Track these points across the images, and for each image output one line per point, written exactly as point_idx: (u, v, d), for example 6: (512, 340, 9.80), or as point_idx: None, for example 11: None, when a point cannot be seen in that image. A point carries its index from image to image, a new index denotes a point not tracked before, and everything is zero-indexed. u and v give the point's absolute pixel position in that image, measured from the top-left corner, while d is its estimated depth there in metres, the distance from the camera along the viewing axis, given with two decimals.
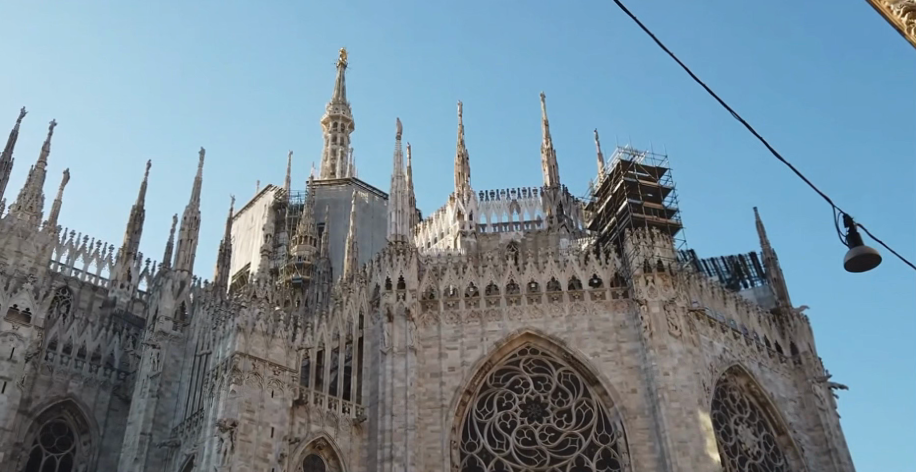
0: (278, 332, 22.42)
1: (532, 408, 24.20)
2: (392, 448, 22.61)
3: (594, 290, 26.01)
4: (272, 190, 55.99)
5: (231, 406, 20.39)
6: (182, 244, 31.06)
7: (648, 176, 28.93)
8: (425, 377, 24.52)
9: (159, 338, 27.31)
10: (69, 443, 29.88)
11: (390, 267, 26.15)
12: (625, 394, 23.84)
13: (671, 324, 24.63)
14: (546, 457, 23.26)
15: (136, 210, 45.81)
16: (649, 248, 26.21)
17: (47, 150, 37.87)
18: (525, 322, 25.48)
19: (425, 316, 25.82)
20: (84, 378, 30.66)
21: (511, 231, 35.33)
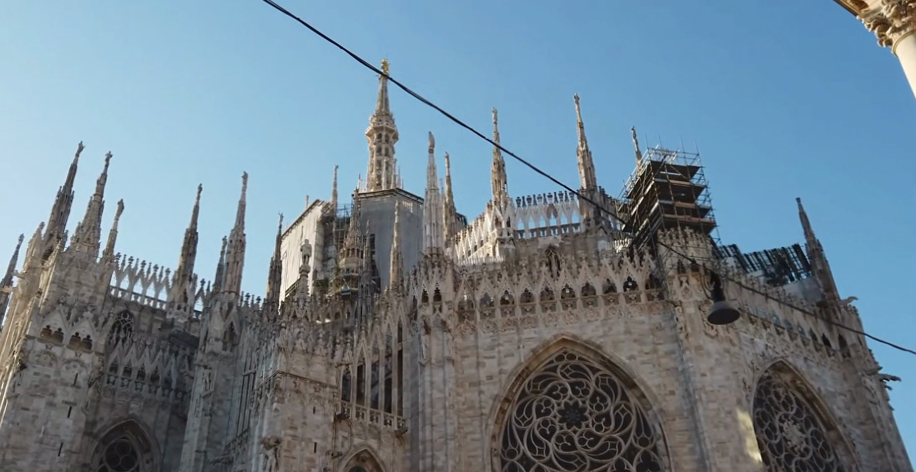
0: (317, 350, 23.22)
1: (570, 413, 24.52)
2: (434, 457, 23.22)
3: (629, 293, 26.23)
4: (320, 204, 57.32)
5: (274, 423, 21.17)
6: (229, 266, 32.26)
7: (679, 175, 28.97)
8: (464, 386, 25.07)
9: (210, 359, 28.52)
10: (132, 461, 31.16)
11: (427, 280, 26.93)
12: (663, 397, 23.99)
13: (707, 324, 24.67)
14: (585, 461, 23.56)
15: (190, 233, 47.34)
16: (682, 249, 26.26)
17: (102, 182, 39.47)
18: (560, 328, 25.82)
19: (462, 326, 26.36)
20: (144, 399, 31.94)
21: (549, 235, 35.87)
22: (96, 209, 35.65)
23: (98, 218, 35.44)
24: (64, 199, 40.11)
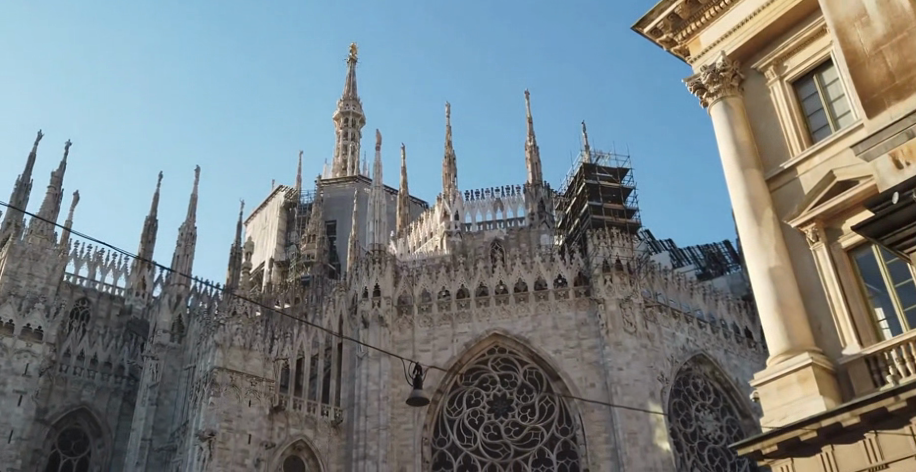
0: (255, 346, 24.56)
1: (498, 404, 25.94)
2: (366, 447, 24.53)
3: (558, 289, 27.50)
4: (283, 190, 58.02)
5: (210, 417, 22.65)
6: (179, 259, 33.27)
7: (610, 177, 30.75)
8: (399, 378, 26.31)
9: (158, 350, 29.78)
10: (85, 446, 32.31)
11: (366, 276, 27.89)
12: (584, 389, 25.39)
13: (627, 320, 26.00)
14: (510, 450, 25.00)
15: (149, 221, 48.02)
16: (608, 248, 27.57)
17: (58, 173, 40.04)
18: (493, 323, 27.04)
19: (399, 320, 27.50)
20: (97, 387, 32.99)
21: (495, 229, 37.15)
22: (52, 200, 36.32)
23: (53, 210, 36.10)
24: (22, 188, 40.66)
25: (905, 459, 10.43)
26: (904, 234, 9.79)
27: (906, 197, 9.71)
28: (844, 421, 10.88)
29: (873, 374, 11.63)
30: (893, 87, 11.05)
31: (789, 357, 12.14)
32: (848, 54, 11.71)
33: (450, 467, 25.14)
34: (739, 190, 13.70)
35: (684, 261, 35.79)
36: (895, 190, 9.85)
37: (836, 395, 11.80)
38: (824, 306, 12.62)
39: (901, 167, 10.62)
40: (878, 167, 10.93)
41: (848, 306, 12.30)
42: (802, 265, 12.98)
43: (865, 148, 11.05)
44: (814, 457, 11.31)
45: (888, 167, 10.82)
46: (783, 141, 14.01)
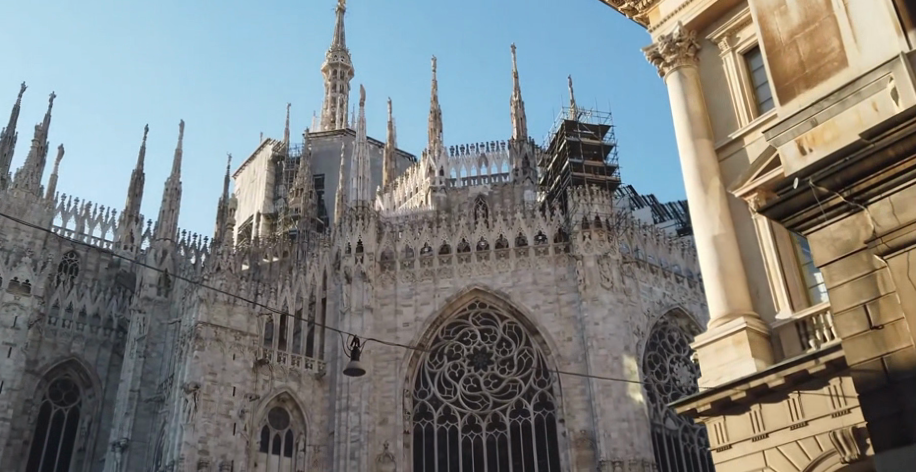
0: (239, 301, 25.19)
1: (478, 357, 26.62)
2: (349, 399, 25.15)
3: (538, 246, 27.93)
4: (271, 143, 57.97)
5: (195, 370, 23.35)
6: (165, 214, 33.50)
7: (592, 134, 31.29)
8: (381, 332, 26.89)
9: (145, 304, 30.39)
10: (75, 396, 33.01)
11: (350, 233, 28.24)
12: (560, 343, 26.02)
13: (604, 276, 26.47)
14: (488, 401, 25.74)
15: (136, 174, 48.12)
16: (587, 205, 27.95)
17: (42, 127, 39.98)
18: (474, 278, 27.54)
19: (382, 276, 27.95)
20: (85, 339, 33.51)
21: (480, 184, 37.43)
22: (37, 153, 36.36)
23: (38, 164, 36.19)
24: (7, 141, 40.63)
25: (824, 417, 10.85)
26: (802, 218, 9.39)
27: (805, 182, 9.27)
28: (769, 383, 11.30)
29: (801, 337, 11.99)
30: (803, 75, 10.12)
31: (726, 321, 12.46)
32: (764, 42, 10.67)
33: (430, 419, 25.80)
34: (690, 160, 13.85)
35: (666, 216, 36.34)
36: (796, 176, 9.37)
37: (770, 356, 12.14)
38: (762, 276, 12.91)
39: (805, 152, 9.72)
40: (782, 154, 9.97)
41: (785, 278, 12.58)
42: (745, 233, 13.23)
43: (774, 134, 10.11)
44: (744, 415, 11.76)
45: (793, 154, 9.90)
46: (733, 113, 14.16)
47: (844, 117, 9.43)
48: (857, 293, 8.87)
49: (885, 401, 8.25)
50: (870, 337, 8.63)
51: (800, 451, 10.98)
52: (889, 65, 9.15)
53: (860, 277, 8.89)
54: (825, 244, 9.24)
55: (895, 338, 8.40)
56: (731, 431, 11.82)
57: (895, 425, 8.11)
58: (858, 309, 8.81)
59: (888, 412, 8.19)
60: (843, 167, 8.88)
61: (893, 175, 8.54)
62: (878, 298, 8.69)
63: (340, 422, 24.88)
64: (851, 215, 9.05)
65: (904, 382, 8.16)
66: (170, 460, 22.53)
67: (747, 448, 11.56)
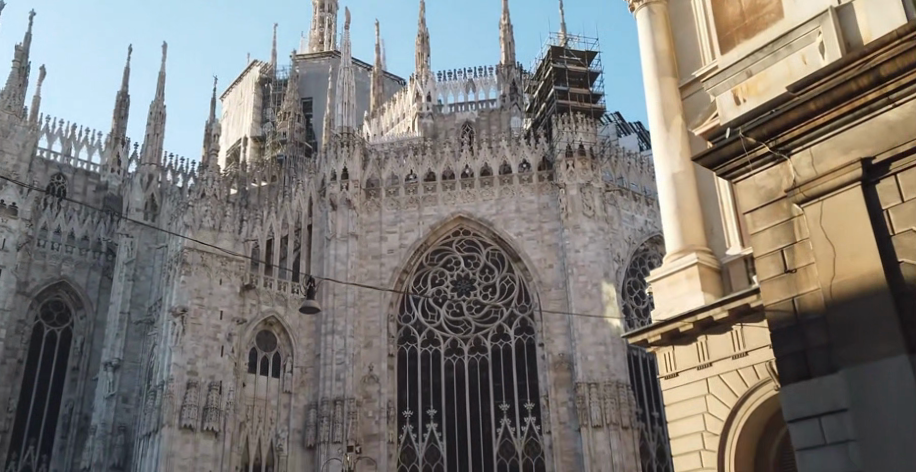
0: (224, 227, 25.58)
1: (461, 283, 27.20)
2: (335, 323, 25.76)
3: (522, 174, 28.15)
4: (258, 64, 57.34)
5: (182, 294, 23.85)
6: (150, 138, 33.51)
7: (578, 61, 31.22)
8: (366, 259, 27.33)
9: (132, 228, 30.69)
10: (67, 317, 33.56)
11: (335, 160, 28.40)
12: (542, 270, 26.54)
13: (586, 205, 26.77)
14: (471, 326, 26.41)
15: (121, 96, 47.76)
16: (572, 133, 28.06)
17: (24, 47, 39.49)
18: (458, 206, 27.87)
19: (367, 203, 28.22)
20: (75, 261, 33.93)
21: (467, 110, 37.42)
22: (19, 74, 36.03)
23: (22, 86, 35.90)
24: None
25: (763, 347, 11.28)
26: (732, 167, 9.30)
27: (736, 132, 9.17)
28: (714, 316, 11.70)
29: (749, 272, 12.20)
30: (744, 26, 10.18)
31: (680, 256, 12.78)
32: None
33: (414, 343, 26.45)
34: (654, 96, 13.93)
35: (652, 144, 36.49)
36: (728, 125, 9.28)
37: (718, 289, 12.43)
38: (716, 213, 13.16)
39: (740, 102, 9.64)
40: (719, 103, 9.93)
41: (736, 215, 12.75)
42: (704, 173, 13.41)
43: (713, 83, 10.06)
44: (691, 345, 12.27)
45: (729, 103, 9.84)
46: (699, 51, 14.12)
47: (776, 69, 9.29)
48: (776, 239, 8.79)
49: (793, 340, 8.35)
50: (785, 280, 8.63)
51: (740, 380, 11.46)
52: (818, 19, 8.92)
53: (779, 223, 8.80)
54: (752, 191, 9.14)
55: (805, 281, 8.41)
56: (679, 361, 12.38)
57: (800, 362, 8.21)
58: (776, 254, 8.76)
59: (794, 350, 8.30)
60: (770, 119, 8.75)
61: (816, 127, 8.45)
62: (794, 245, 8.62)
63: (326, 345, 25.51)
64: (776, 165, 8.97)
65: (811, 321, 8.20)
66: (159, 381, 23.18)
67: (694, 377, 12.11)
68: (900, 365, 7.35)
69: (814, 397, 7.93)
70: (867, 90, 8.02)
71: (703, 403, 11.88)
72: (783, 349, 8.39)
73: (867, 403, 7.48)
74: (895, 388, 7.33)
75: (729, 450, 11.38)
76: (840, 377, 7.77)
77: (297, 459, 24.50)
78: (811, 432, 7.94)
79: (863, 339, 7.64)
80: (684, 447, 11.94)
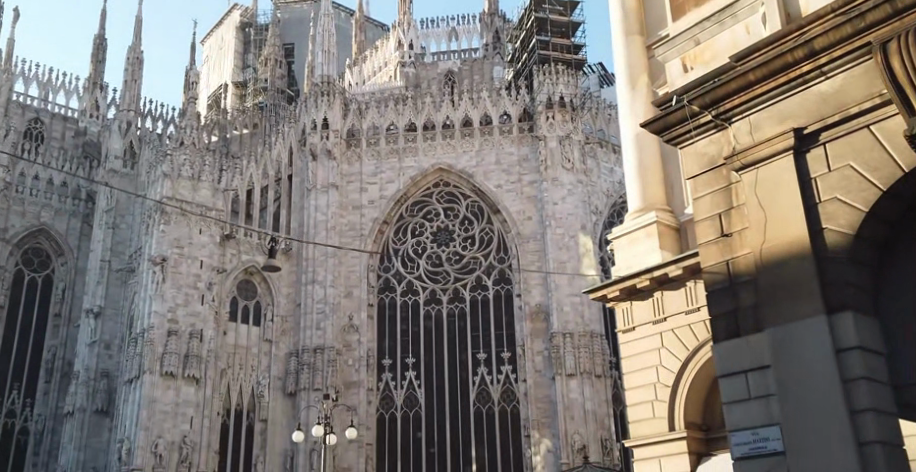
0: (204, 176, 25.63)
1: (441, 235, 27.45)
2: (315, 273, 25.96)
3: (503, 126, 28.18)
4: (238, 8, 56.40)
5: (161, 243, 24.02)
6: (128, 84, 33.19)
7: (560, 11, 31.09)
8: (347, 209, 27.46)
9: (111, 176, 30.64)
10: (48, 264, 33.61)
11: (316, 109, 28.31)
12: (521, 222, 26.79)
13: (565, 157, 26.91)
14: (450, 276, 26.75)
15: (99, 40, 47.06)
16: (552, 85, 28.04)
17: None
18: (438, 157, 27.96)
19: (348, 153, 28.23)
20: (54, 208, 33.84)
21: (449, 60, 37.27)
22: None
23: None
24: None
25: None
26: (676, 135, 9.24)
27: (681, 100, 9.12)
28: (669, 273, 11.91)
29: None
30: None
31: (639, 214, 12.53)
32: None
33: (394, 292, 26.76)
34: (620, 51, 13.42)
35: None
36: (674, 92, 9.25)
37: (677, 248, 12.33)
38: (678, 172, 12.83)
39: (687, 70, 9.68)
40: (667, 71, 9.93)
41: None
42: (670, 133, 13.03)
43: (662, 51, 10.07)
44: (647, 300, 12.51)
45: (676, 71, 9.87)
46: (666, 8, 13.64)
47: (722, 37, 9.37)
48: (714, 204, 8.82)
49: (724, 300, 8.44)
50: (720, 243, 8.64)
51: (692, 335, 11.79)
52: None
53: (719, 189, 8.82)
54: (693, 157, 9.13)
55: (739, 244, 8.44)
56: (636, 315, 12.63)
57: (732, 323, 8.31)
58: (714, 218, 8.77)
59: (726, 310, 8.40)
60: (712, 88, 8.75)
61: (755, 96, 8.48)
62: (731, 210, 8.65)
63: (306, 295, 25.77)
64: (718, 132, 8.95)
65: (742, 281, 8.28)
66: (140, 328, 23.46)
67: (648, 331, 12.45)
68: (818, 324, 7.57)
69: (741, 353, 8.10)
70: (801, 62, 8.06)
71: (656, 357, 12.24)
72: (716, 311, 8.46)
73: (788, 359, 7.69)
74: (812, 346, 7.56)
75: (679, 401, 11.85)
76: (765, 337, 7.95)
77: (278, 405, 24.94)
78: (735, 387, 8.12)
79: (788, 300, 7.80)
80: (637, 398, 12.36)
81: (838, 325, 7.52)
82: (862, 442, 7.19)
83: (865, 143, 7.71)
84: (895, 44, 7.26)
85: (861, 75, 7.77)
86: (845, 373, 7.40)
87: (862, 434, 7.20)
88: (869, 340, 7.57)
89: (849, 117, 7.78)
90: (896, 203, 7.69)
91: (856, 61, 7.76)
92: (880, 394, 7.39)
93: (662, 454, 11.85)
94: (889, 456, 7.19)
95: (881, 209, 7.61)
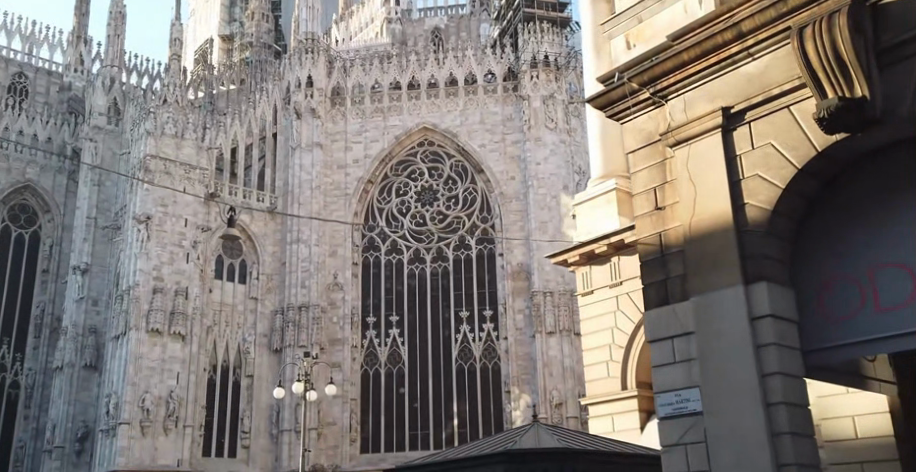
0: (187, 135, 25.62)
1: (425, 195, 27.65)
2: (300, 232, 26.15)
3: (487, 85, 28.16)
4: None
5: (146, 201, 24.21)
6: (111, 40, 32.88)
7: None
8: (332, 169, 27.57)
9: (95, 133, 30.53)
10: (35, 221, 33.67)
11: (300, 66, 28.17)
12: (504, 182, 27.00)
13: (549, 117, 26.98)
14: (433, 236, 27.01)
15: None
16: (537, 44, 27.95)
17: None
18: (422, 117, 28.00)
19: (332, 112, 28.23)
20: (39, 165, 33.78)
21: (435, 17, 37.04)
22: None
23: None
24: None
25: None
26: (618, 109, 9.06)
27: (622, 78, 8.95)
28: (625, 239, 12.09)
29: None
30: None
31: (601, 182, 12.69)
32: None
33: (378, 251, 27.00)
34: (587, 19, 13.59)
35: None
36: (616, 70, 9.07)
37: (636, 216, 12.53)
38: None
39: (630, 48, 9.66)
40: (611, 48, 9.91)
41: None
42: None
43: (607, 27, 10.00)
44: (606, 265, 12.71)
45: (620, 48, 9.83)
46: None
47: (663, 16, 9.32)
48: (649, 179, 8.72)
49: (656, 271, 8.36)
50: (654, 216, 8.53)
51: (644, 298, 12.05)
52: None
53: (655, 164, 8.69)
54: (631, 133, 9.02)
55: (672, 217, 8.34)
56: (595, 279, 12.90)
57: (662, 291, 8.27)
58: (649, 192, 8.65)
59: (657, 280, 8.33)
60: (649, 67, 8.58)
61: (688, 76, 8.34)
62: (665, 185, 8.54)
63: (291, 253, 25.98)
64: (656, 108, 8.81)
65: (671, 253, 8.23)
66: (126, 286, 23.72)
67: (606, 293, 12.76)
68: (736, 295, 7.62)
69: (667, 320, 8.12)
70: (730, 44, 7.90)
71: (612, 319, 12.59)
72: (646, 284, 8.42)
73: (708, 327, 7.75)
74: (730, 315, 7.62)
75: (631, 361, 12.26)
76: (690, 304, 7.97)
77: (264, 361, 25.31)
78: (661, 353, 8.16)
79: (712, 272, 7.82)
80: (593, 356, 12.81)
81: (754, 295, 7.56)
82: (769, 404, 7.28)
83: (785, 122, 7.61)
84: (810, 29, 7.10)
85: (783, 58, 7.63)
86: (757, 339, 7.48)
87: (769, 396, 7.29)
88: (784, 308, 7.59)
89: (770, 98, 7.69)
90: (812, 180, 7.62)
91: (781, 43, 7.62)
92: (791, 359, 7.47)
93: (614, 412, 12.37)
94: (795, 416, 7.25)
95: (798, 183, 7.55)
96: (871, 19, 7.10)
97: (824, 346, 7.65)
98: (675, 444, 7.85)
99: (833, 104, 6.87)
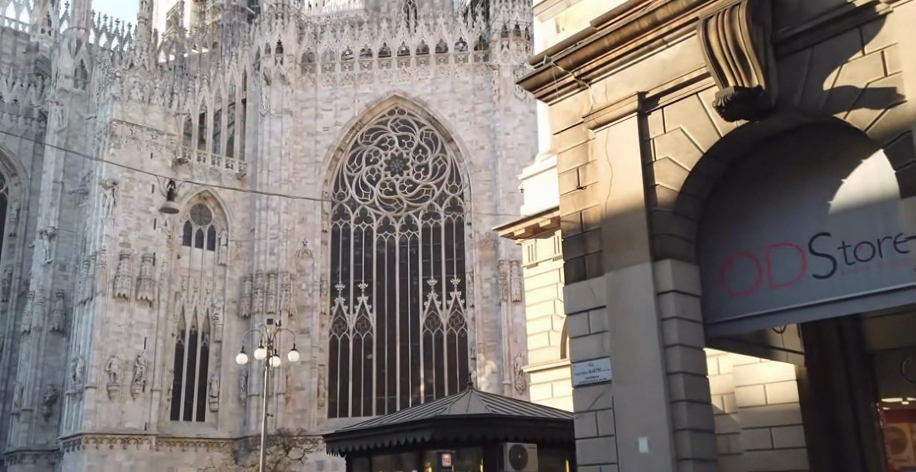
0: (154, 100, 25.38)
1: (395, 164, 27.77)
2: (269, 199, 26.22)
3: (458, 54, 28.12)
4: None
5: (113, 168, 24.08)
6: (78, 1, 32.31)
7: None
8: (301, 136, 27.55)
9: (62, 96, 30.17)
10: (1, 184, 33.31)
11: (269, 31, 27.91)
12: (473, 152, 27.12)
13: (519, 87, 27.05)
14: (403, 205, 27.19)
15: None
16: (508, 13, 27.91)
17: None
18: (393, 85, 27.98)
19: (302, 78, 28.12)
20: (5, 128, 33.36)
21: None
22: None
23: None
24: None
25: None
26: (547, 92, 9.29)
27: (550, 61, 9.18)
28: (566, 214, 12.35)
29: None
30: None
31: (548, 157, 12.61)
32: None
33: (348, 220, 27.15)
34: None
35: None
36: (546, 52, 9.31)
37: None
38: None
39: (559, 31, 9.94)
40: (545, 31, 10.27)
41: None
42: None
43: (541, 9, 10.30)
44: (549, 238, 12.97)
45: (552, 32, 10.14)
46: None
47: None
48: (573, 159, 8.95)
49: (576, 248, 8.65)
50: (575, 196, 8.79)
51: None
52: None
53: (579, 145, 8.93)
54: (559, 115, 9.26)
55: (591, 196, 8.61)
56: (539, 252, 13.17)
57: (581, 267, 8.57)
58: (572, 172, 8.90)
59: (576, 257, 8.62)
60: (575, 51, 8.81)
61: (610, 62, 8.55)
62: (587, 165, 8.78)
63: (260, 220, 26.07)
64: (581, 92, 9.03)
65: (591, 231, 8.51)
66: (92, 251, 23.71)
67: (550, 265, 13.06)
68: (643, 270, 7.87)
69: (584, 295, 8.42)
70: (646, 31, 8.11)
71: (556, 290, 12.91)
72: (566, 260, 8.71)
73: (619, 301, 8.03)
74: (638, 290, 7.89)
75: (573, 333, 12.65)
76: (604, 279, 8.25)
77: (233, 326, 25.50)
78: (579, 325, 8.47)
79: (623, 250, 8.08)
80: (537, 326, 13.22)
81: (660, 271, 7.81)
82: (669, 373, 7.58)
83: (694, 108, 7.83)
84: (713, 20, 7.29)
85: (693, 47, 7.83)
86: (662, 313, 7.75)
87: (669, 366, 7.58)
88: (689, 284, 7.86)
89: (680, 85, 7.90)
90: (718, 163, 7.87)
91: (690, 33, 7.82)
92: (692, 332, 7.75)
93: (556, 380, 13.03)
94: (693, 386, 7.54)
95: (704, 166, 7.80)
96: (772, 12, 7.29)
97: (723, 320, 7.95)
98: (587, 411, 8.21)
99: (729, 93, 7.04)
